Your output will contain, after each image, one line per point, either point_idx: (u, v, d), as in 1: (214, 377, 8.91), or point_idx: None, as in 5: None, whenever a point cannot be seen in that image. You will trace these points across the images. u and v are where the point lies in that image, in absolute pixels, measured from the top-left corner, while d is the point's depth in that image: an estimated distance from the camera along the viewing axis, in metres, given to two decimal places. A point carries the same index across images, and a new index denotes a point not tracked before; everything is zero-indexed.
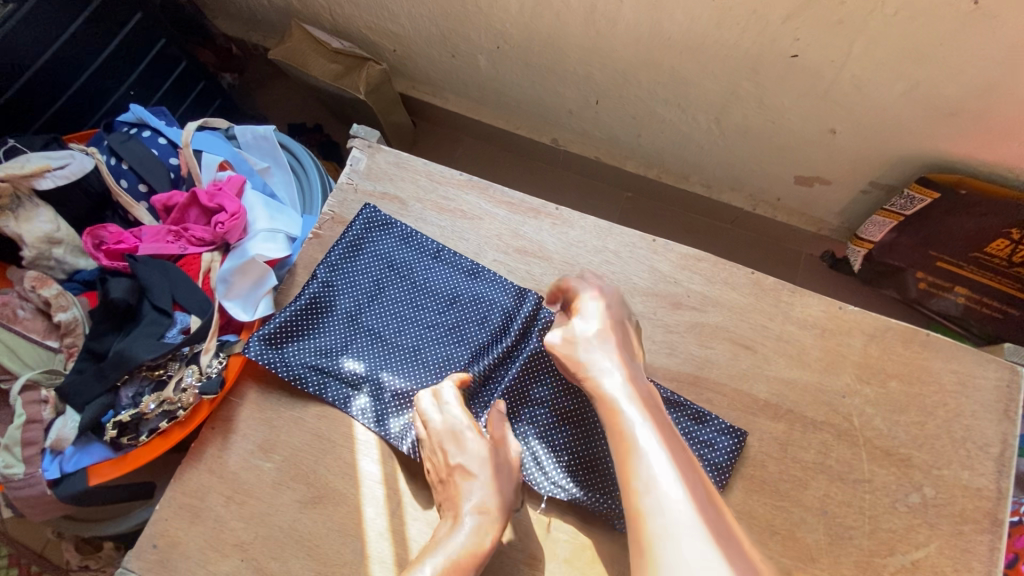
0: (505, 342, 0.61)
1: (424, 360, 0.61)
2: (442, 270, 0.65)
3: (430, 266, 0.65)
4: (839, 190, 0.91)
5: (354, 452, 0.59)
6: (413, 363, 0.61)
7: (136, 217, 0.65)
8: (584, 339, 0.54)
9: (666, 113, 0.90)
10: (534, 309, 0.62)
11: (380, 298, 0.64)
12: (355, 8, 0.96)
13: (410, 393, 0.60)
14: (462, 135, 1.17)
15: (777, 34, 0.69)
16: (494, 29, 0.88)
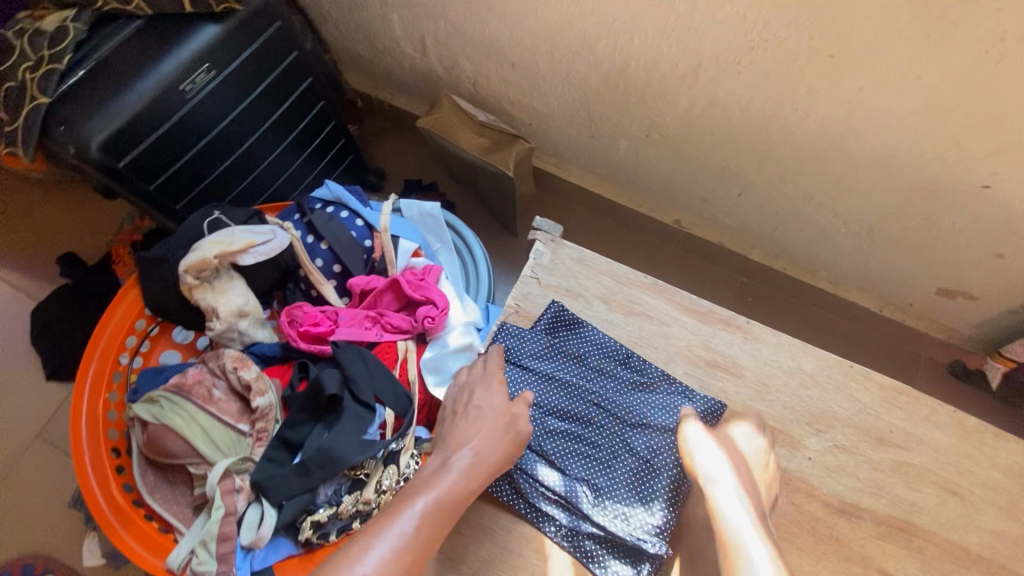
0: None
1: (614, 464, 0.59)
2: (625, 371, 0.64)
3: (615, 368, 0.64)
4: (984, 307, 0.90)
5: (548, 565, 0.57)
6: (604, 469, 0.59)
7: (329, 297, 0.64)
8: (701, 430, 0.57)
9: (815, 216, 0.90)
10: (713, 406, 0.61)
11: (566, 397, 0.62)
12: (505, 85, 0.97)
13: (605, 504, 0.57)
14: (578, 206, 1.17)
15: (970, 167, 0.69)
16: (651, 122, 0.89)
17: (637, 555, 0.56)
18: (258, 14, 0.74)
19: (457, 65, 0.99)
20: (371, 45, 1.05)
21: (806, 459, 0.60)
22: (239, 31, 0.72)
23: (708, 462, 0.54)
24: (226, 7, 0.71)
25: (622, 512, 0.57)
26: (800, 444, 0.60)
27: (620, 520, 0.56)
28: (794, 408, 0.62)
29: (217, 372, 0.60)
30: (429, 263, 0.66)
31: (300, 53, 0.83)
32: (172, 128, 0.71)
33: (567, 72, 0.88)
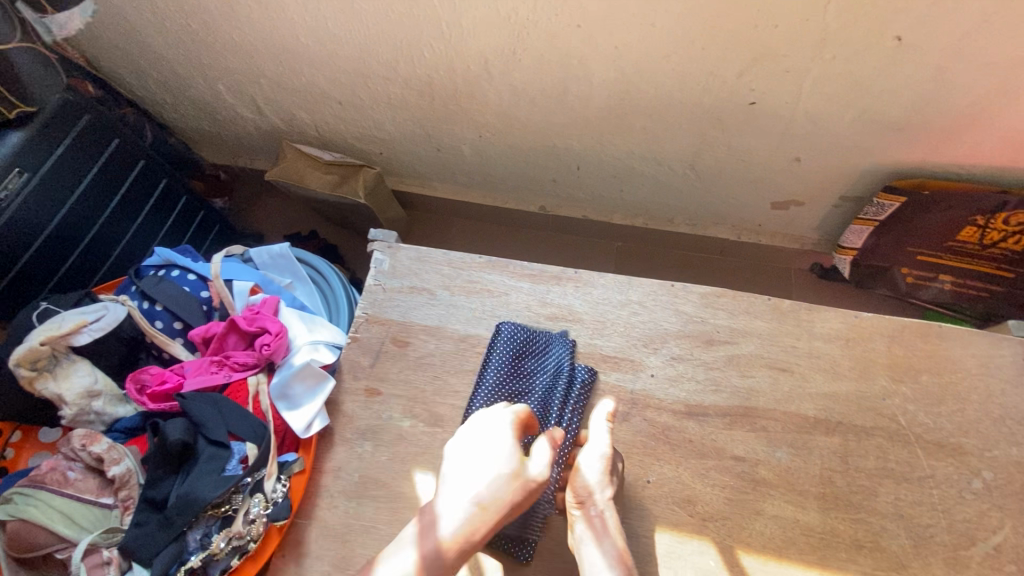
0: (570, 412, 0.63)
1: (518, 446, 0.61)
2: (530, 362, 0.65)
3: (517, 361, 0.65)
4: (814, 208, 0.99)
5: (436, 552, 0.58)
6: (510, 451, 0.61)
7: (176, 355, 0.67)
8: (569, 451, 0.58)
9: (645, 168, 0.98)
10: (588, 376, 0.64)
11: (448, 391, 0.65)
12: (341, 123, 1.02)
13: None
14: (455, 217, 1.23)
15: (734, 88, 0.78)
16: (476, 122, 0.96)
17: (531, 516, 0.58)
18: (60, 110, 0.77)
19: (293, 117, 1.04)
20: (211, 118, 1.09)
21: (649, 377, 0.64)
22: (43, 132, 0.75)
23: (567, 489, 0.57)
24: (19, 112, 0.73)
25: None
26: (642, 364, 0.65)
27: (526, 498, 0.59)
28: (630, 335, 0.67)
29: (70, 454, 0.60)
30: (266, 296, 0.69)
31: (122, 140, 0.86)
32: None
33: (387, 98, 0.94)
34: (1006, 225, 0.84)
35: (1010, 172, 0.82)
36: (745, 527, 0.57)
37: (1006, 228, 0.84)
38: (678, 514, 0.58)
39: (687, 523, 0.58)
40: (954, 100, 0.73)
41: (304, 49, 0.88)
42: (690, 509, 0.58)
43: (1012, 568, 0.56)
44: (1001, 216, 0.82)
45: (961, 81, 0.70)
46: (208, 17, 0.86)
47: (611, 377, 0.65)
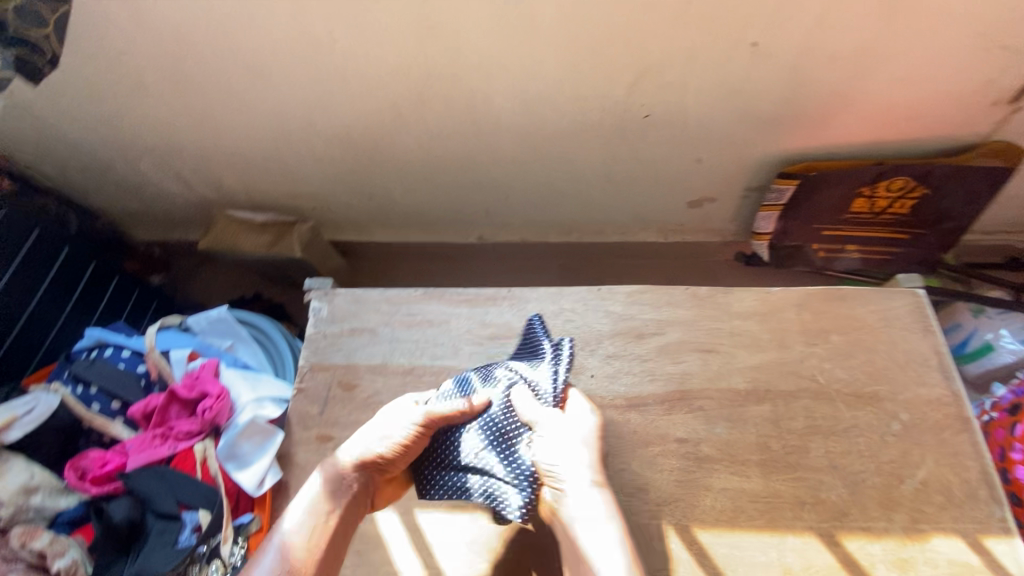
0: (556, 383, 0.61)
1: (503, 439, 0.59)
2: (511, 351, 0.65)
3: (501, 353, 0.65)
4: (725, 202, 1.07)
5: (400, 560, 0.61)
6: (496, 447, 0.59)
7: (117, 435, 0.66)
8: (569, 437, 0.58)
9: (567, 186, 1.04)
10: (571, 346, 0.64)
11: None
12: (270, 184, 1.05)
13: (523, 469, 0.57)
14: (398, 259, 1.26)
15: (628, 104, 0.85)
16: (401, 165, 1.00)
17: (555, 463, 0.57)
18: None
19: (221, 183, 1.05)
20: (138, 196, 1.09)
21: (590, 377, 0.68)
22: None
23: (556, 474, 0.56)
24: None
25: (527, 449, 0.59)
26: (582, 367, 0.68)
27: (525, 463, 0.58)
28: None
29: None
30: (206, 361, 0.70)
31: (42, 229, 0.85)
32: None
33: (311, 154, 0.98)
34: (888, 192, 0.96)
35: (880, 146, 0.92)
36: (697, 506, 0.60)
37: (889, 195, 0.96)
38: (634, 503, 0.60)
39: (644, 511, 0.60)
40: (816, 91, 0.82)
41: (222, 118, 0.90)
42: (645, 497, 0.61)
43: (939, 498, 0.61)
44: (882, 184, 0.94)
45: (817, 74, 0.80)
46: (122, 100, 0.88)
47: None
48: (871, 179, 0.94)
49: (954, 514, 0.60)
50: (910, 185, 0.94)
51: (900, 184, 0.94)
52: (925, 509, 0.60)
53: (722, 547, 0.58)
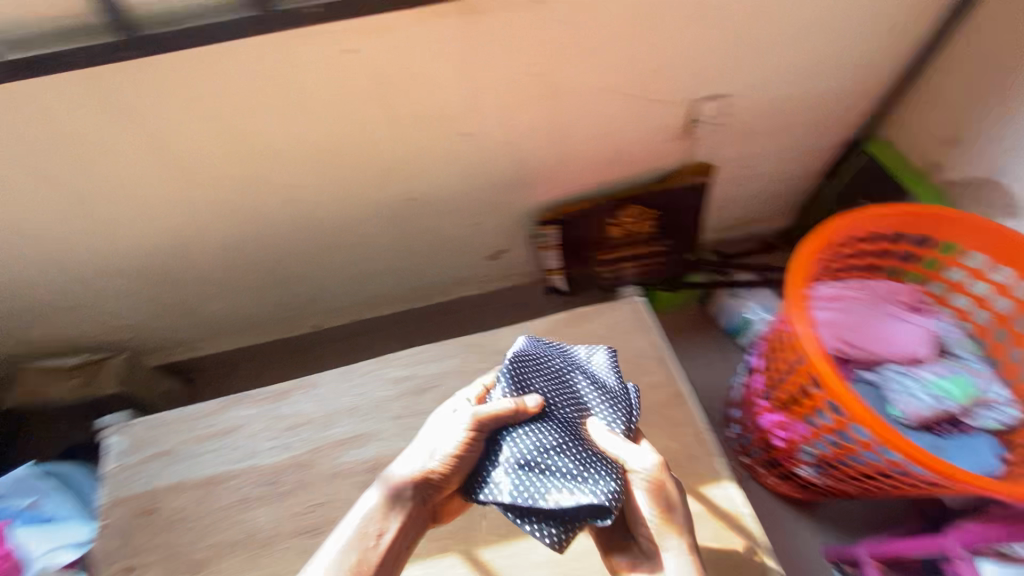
0: (631, 419, 0.68)
1: (535, 466, 0.62)
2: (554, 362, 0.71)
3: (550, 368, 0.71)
4: (515, 250, 1.24)
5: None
6: (535, 472, 0.61)
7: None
8: (636, 453, 0.62)
9: (370, 266, 1.16)
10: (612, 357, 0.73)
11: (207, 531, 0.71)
12: (79, 327, 1.07)
13: (554, 470, 0.61)
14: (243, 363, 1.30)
15: (388, 195, 1.00)
16: (209, 282, 1.07)
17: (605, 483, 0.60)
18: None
19: (24, 337, 1.06)
20: None
21: (377, 441, 0.77)
22: None
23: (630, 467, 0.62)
24: None
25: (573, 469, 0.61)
26: (369, 433, 0.78)
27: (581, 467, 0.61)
28: (356, 413, 0.80)
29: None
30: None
31: None
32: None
33: (112, 292, 1.02)
34: (629, 219, 1.17)
35: (609, 185, 1.14)
36: None
37: (631, 220, 1.18)
38: None
39: None
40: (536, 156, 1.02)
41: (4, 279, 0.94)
42: None
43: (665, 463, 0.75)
44: (621, 214, 1.16)
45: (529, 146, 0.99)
46: None
47: (347, 455, 0.76)
48: (611, 212, 1.15)
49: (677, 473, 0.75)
50: (644, 212, 1.16)
51: (636, 212, 1.16)
52: None
53: None
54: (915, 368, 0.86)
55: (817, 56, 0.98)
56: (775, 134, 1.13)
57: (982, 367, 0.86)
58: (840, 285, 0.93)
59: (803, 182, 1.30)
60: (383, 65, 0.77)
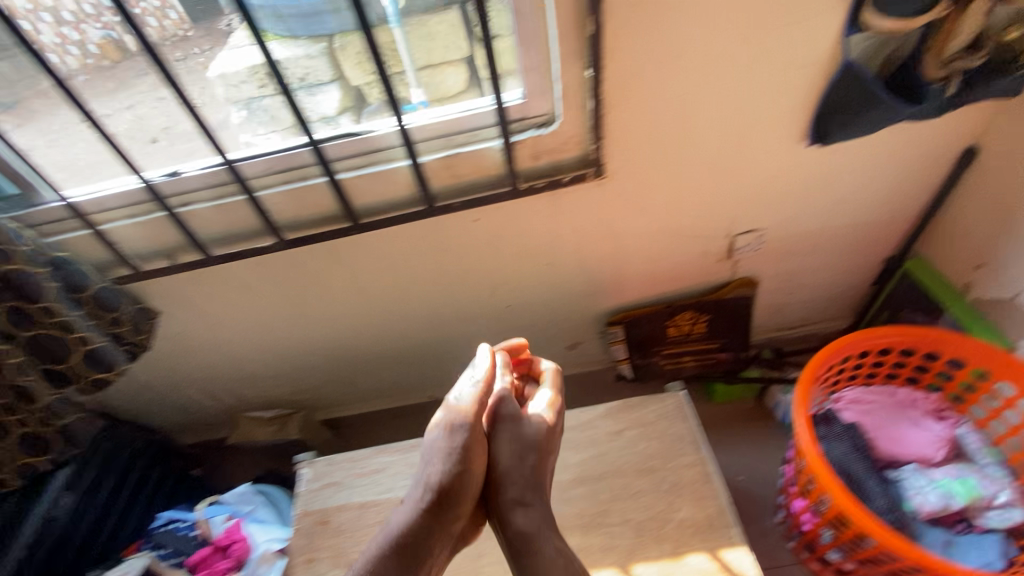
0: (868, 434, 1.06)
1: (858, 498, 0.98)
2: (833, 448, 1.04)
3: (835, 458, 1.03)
4: (591, 342, 1.53)
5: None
6: (868, 491, 0.99)
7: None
8: (481, 362, 1.01)
9: (475, 352, 1.51)
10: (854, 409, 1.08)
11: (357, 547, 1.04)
12: (273, 388, 1.52)
13: (875, 495, 0.98)
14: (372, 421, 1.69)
15: (496, 304, 1.36)
16: (361, 361, 1.48)
17: (884, 501, 0.97)
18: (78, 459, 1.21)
19: (244, 394, 1.53)
20: (182, 412, 1.57)
21: None
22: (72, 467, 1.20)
23: (472, 386, 0.98)
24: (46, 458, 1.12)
25: (877, 499, 0.98)
26: None
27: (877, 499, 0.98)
28: None
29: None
30: (202, 551, 1.06)
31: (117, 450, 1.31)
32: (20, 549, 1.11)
33: (297, 364, 1.46)
34: (685, 320, 1.42)
35: (666, 294, 1.41)
36: None
37: (687, 322, 1.42)
38: None
39: None
40: (604, 275, 1.33)
41: (239, 357, 1.41)
42: None
43: (692, 528, 0.96)
44: (678, 316, 1.41)
45: (598, 268, 1.31)
46: (175, 358, 1.37)
47: None
48: (669, 315, 1.41)
49: (701, 537, 0.95)
50: (696, 316, 1.41)
51: (691, 314, 1.40)
52: (684, 537, 0.95)
53: None
54: (927, 469, 1.02)
55: (841, 197, 1.20)
56: (813, 254, 1.34)
57: (997, 473, 1.00)
58: (865, 389, 1.10)
59: (849, 291, 1.46)
60: (497, 222, 1.15)
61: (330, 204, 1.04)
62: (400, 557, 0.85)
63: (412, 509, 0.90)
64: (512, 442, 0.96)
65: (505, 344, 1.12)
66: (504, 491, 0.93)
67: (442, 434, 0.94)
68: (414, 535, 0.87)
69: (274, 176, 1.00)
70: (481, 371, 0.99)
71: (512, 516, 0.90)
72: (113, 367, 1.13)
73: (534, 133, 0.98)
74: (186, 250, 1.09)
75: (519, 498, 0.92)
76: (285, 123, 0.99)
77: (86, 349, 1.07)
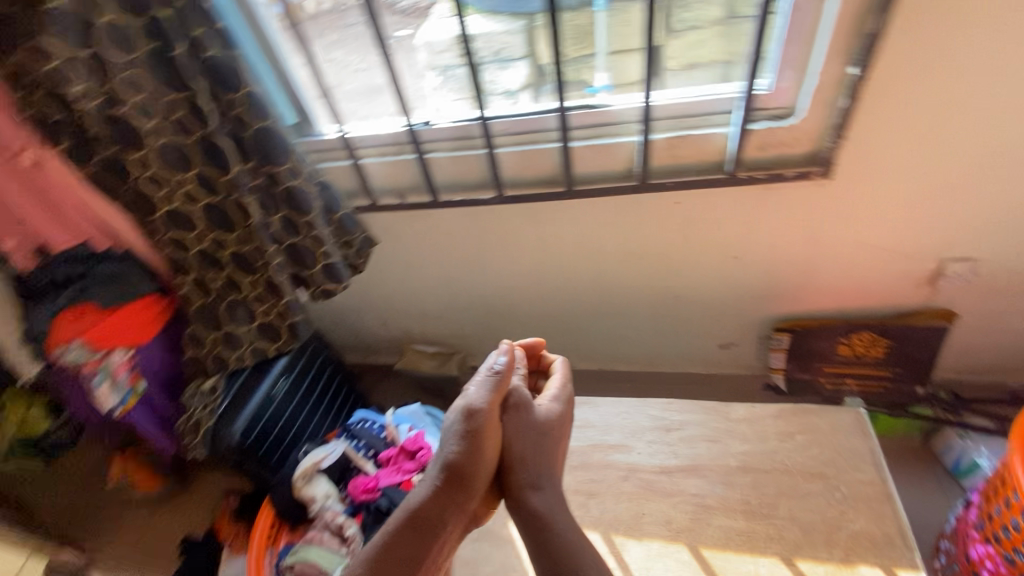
0: None
1: None
2: None
3: None
4: (746, 345, 1.53)
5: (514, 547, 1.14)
6: None
7: (335, 524, 1.13)
8: (480, 378, 1.01)
9: (628, 333, 1.57)
10: None
11: None
12: (437, 329, 1.69)
13: None
14: None
15: (667, 291, 1.41)
16: (520, 320, 1.60)
17: None
18: (293, 354, 1.42)
19: (411, 329, 1.71)
20: (355, 334, 1.79)
21: (637, 453, 1.14)
22: (294, 358, 1.42)
23: (462, 401, 0.98)
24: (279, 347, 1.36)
25: None
26: (632, 447, 1.15)
27: None
28: (625, 431, 1.18)
29: (320, 571, 1.10)
30: (359, 475, 1.21)
31: (323, 354, 1.54)
32: (247, 420, 1.30)
33: (465, 312, 1.60)
34: (860, 341, 1.36)
35: (844, 310, 1.37)
36: (700, 530, 1.01)
37: (863, 343, 1.36)
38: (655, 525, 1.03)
39: (666, 529, 1.03)
40: (786, 280, 1.32)
41: (418, 295, 1.58)
42: (669, 525, 1.03)
43: (865, 541, 0.95)
44: (854, 336, 1.36)
45: (781, 272, 1.30)
46: (370, 286, 1.57)
47: (618, 456, 1.15)
48: (843, 332, 1.37)
49: (875, 552, 0.94)
50: (876, 339, 1.34)
51: (869, 335, 1.34)
52: (855, 547, 0.95)
53: (718, 560, 0.97)
54: None
55: None
56: None
57: None
58: None
59: None
60: (697, 209, 1.19)
61: (552, 168, 1.16)
62: (403, 552, 0.87)
63: (395, 524, 0.90)
64: (530, 432, 0.97)
65: (522, 342, 1.14)
66: (516, 474, 0.95)
67: (463, 421, 0.95)
68: (426, 516, 0.90)
69: (518, 136, 1.13)
70: (492, 370, 1.01)
71: (524, 499, 0.92)
72: (337, 283, 1.30)
73: (777, 124, 1.02)
74: (416, 191, 1.28)
75: (532, 482, 0.94)
76: (472, 92, 1.14)
77: (324, 262, 1.25)
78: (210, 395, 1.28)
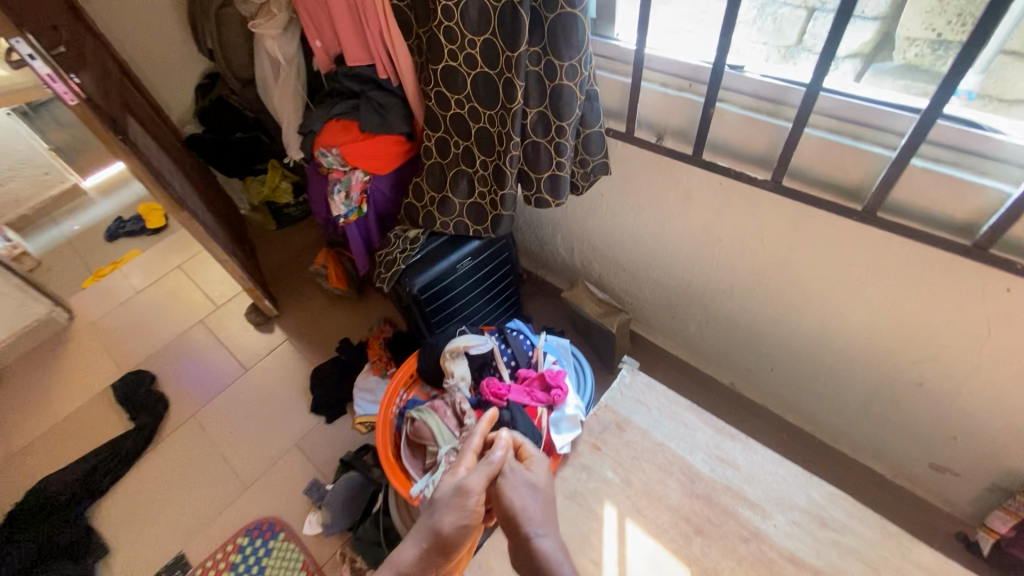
0: None
1: None
2: None
3: None
4: (967, 482, 1.22)
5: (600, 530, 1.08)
6: None
7: (460, 408, 1.21)
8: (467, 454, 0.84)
9: (824, 389, 1.35)
10: None
11: (633, 472, 1.10)
12: (618, 280, 1.62)
13: None
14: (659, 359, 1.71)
15: (906, 375, 1.15)
16: (709, 313, 1.46)
17: None
18: (486, 242, 1.47)
19: (594, 266, 1.66)
20: (539, 244, 1.80)
21: (772, 524, 1.00)
22: (487, 245, 1.47)
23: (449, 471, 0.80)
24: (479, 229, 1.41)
25: None
26: (770, 515, 1.01)
27: None
28: (770, 494, 1.04)
29: (432, 439, 1.16)
30: (492, 378, 1.25)
31: (509, 254, 1.57)
32: (428, 279, 1.40)
33: (656, 278, 1.50)
34: None
35: None
36: None
37: None
38: None
39: None
40: None
41: (619, 240, 1.50)
42: None
43: None
44: None
45: None
46: (579, 211, 1.53)
47: (749, 513, 1.02)
48: None
49: None
50: None
51: None
52: None
53: None
54: None
55: None
56: None
57: None
58: None
59: None
60: None
61: (861, 180, 0.92)
62: None
63: None
64: (520, 488, 0.77)
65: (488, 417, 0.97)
66: (516, 531, 0.72)
67: (447, 490, 0.76)
68: None
69: (846, 126, 0.90)
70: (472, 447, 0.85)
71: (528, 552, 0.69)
72: (555, 198, 1.25)
73: None
74: (679, 139, 1.12)
75: (539, 528, 0.73)
76: (785, 40, 0.95)
77: (554, 172, 1.21)
78: (411, 243, 1.45)
